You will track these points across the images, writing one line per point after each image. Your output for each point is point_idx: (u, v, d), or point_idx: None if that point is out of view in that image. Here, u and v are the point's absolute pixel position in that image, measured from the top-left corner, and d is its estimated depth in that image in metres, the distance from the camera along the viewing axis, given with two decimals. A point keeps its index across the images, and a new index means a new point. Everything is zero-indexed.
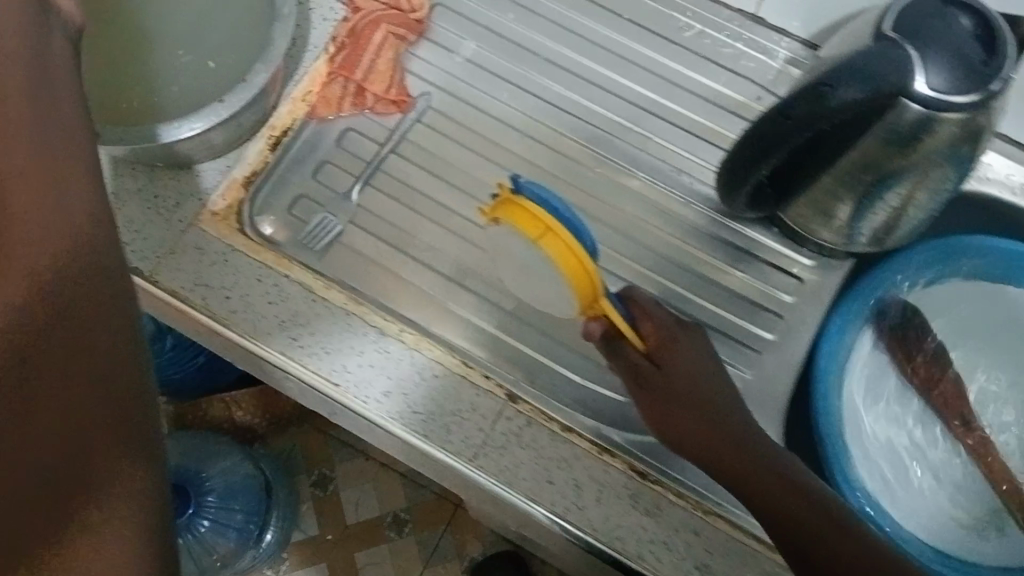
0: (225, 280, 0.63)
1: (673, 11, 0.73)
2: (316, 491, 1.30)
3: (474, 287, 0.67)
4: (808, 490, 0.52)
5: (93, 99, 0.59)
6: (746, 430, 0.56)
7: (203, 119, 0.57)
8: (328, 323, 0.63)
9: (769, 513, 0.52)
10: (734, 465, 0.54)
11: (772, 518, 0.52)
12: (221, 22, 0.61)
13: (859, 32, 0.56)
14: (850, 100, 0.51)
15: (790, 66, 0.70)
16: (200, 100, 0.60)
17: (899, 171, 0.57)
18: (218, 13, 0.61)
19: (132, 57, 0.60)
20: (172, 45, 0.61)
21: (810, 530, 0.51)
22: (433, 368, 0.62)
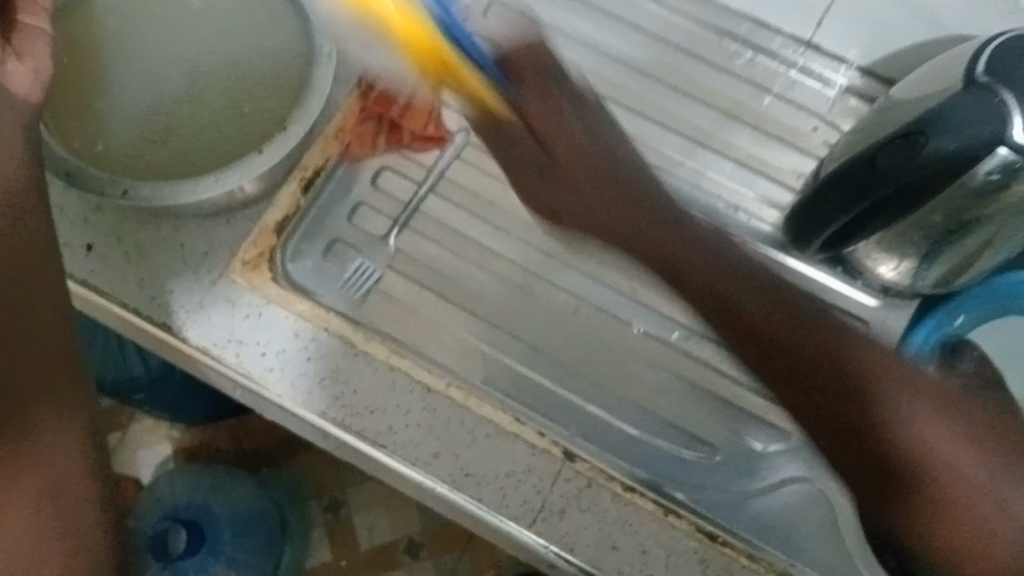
0: (261, 336, 0.60)
1: (723, 37, 0.69)
2: (327, 517, 1.20)
3: (523, 334, 0.63)
4: (839, 346, 0.41)
5: (119, 151, 0.56)
6: (734, 272, 0.45)
7: (239, 171, 0.53)
8: (371, 379, 0.59)
9: (778, 376, 0.42)
10: (710, 302, 0.44)
11: (780, 376, 0.42)
12: (251, 65, 0.57)
13: (946, 76, 0.54)
14: (941, 151, 0.49)
15: (849, 96, 0.67)
16: (230, 147, 0.56)
17: (977, 220, 0.54)
18: (249, 54, 0.58)
19: (158, 102, 0.57)
20: (179, 79, 0.58)
21: (833, 386, 0.41)
22: (486, 428, 0.58)
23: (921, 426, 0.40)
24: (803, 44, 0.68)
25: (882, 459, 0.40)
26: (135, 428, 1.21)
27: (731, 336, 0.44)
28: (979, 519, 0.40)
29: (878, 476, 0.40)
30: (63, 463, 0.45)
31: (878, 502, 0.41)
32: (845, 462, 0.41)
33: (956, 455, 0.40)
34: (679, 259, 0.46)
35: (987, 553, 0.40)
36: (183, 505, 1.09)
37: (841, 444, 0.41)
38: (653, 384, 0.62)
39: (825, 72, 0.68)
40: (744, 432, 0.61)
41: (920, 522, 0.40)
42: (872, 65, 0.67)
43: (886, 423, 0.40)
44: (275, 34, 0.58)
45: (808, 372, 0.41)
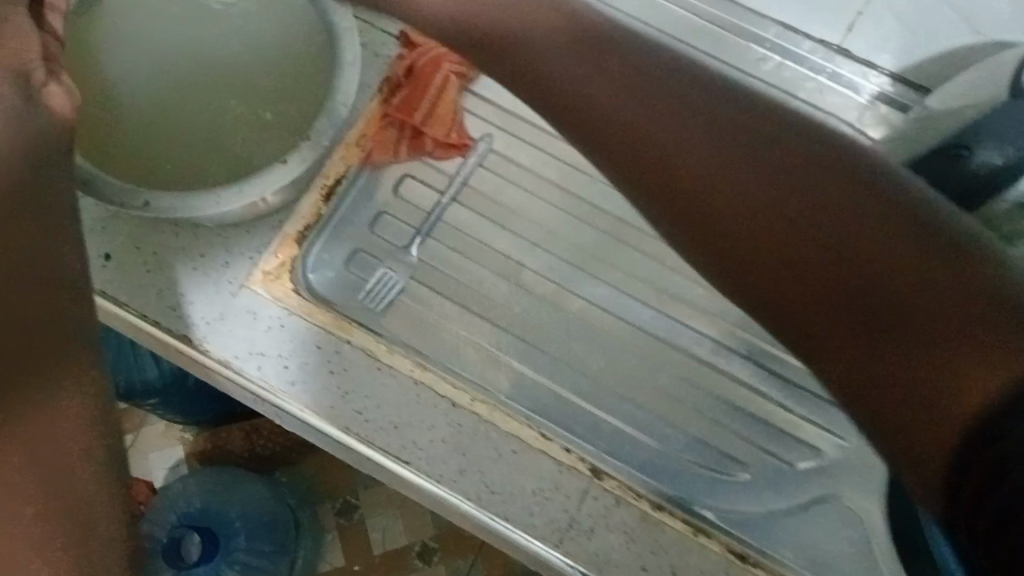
0: (283, 348, 0.59)
1: (751, 43, 0.67)
2: (340, 519, 1.18)
3: (549, 346, 0.61)
4: (853, 208, 0.33)
5: (137, 164, 0.55)
6: (743, 112, 0.36)
7: (264, 184, 0.52)
8: (394, 393, 0.58)
9: (676, 210, 0.36)
10: (663, 144, 0.36)
11: (695, 214, 0.35)
12: (270, 72, 0.57)
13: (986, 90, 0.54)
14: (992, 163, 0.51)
15: (880, 103, 0.65)
16: (250, 155, 0.56)
17: None
18: (265, 63, 0.57)
19: (174, 115, 0.57)
20: (204, 91, 0.58)
21: (784, 216, 0.34)
22: (512, 443, 0.57)
23: (893, 246, 0.32)
24: (836, 49, 0.66)
25: (838, 287, 0.32)
26: (146, 430, 1.19)
27: (657, 187, 0.36)
28: (971, 398, 0.29)
29: (843, 314, 0.32)
30: (76, 413, 0.37)
31: (825, 350, 0.32)
32: (768, 297, 0.34)
33: (927, 254, 0.31)
34: (648, 95, 0.37)
35: (992, 429, 0.29)
36: (197, 511, 1.06)
37: (796, 289, 0.33)
38: (680, 399, 0.61)
39: (855, 78, 0.65)
40: (773, 448, 0.60)
41: (884, 405, 0.31)
42: (905, 72, 0.64)
43: (869, 252, 0.32)
44: (295, 32, 0.56)
45: (762, 212, 0.34)
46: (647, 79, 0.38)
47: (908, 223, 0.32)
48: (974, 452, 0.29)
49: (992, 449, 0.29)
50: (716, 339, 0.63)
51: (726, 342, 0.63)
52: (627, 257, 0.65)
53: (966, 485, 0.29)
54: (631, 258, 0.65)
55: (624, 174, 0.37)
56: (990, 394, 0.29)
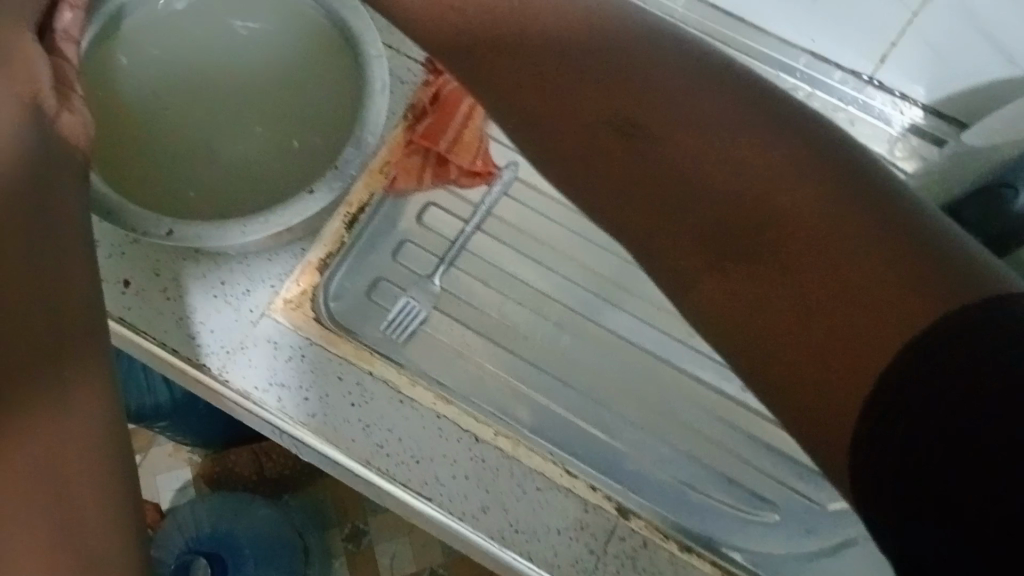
0: (304, 379, 0.57)
1: (781, 72, 0.67)
2: (348, 545, 1.15)
3: (574, 380, 0.60)
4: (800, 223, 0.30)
5: (157, 191, 0.55)
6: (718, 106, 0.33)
7: (290, 211, 0.52)
8: (416, 426, 0.57)
9: (628, 194, 0.34)
10: (620, 125, 0.35)
11: (645, 196, 0.33)
12: (293, 102, 0.58)
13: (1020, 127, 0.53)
14: None
15: (911, 135, 0.65)
16: (270, 187, 0.56)
17: None
18: (289, 95, 0.58)
19: (194, 141, 0.57)
20: (225, 117, 0.58)
21: (738, 188, 0.31)
22: (536, 480, 0.56)
23: (848, 224, 0.29)
24: (868, 81, 0.65)
25: (790, 262, 0.30)
26: (155, 451, 1.18)
27: (616, 169, 0.34)
28: (937, 373, 0.25)
29: (791, 291, 0.29)
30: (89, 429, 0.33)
31: (775, 329, 0.29)
32: (712, 283, 0.31)
33: (889, 242, 0.28)
34: (613, 77, 0.36)
35: (960, 416, 0.25)
36: (207, 535, 1.03)
37: (742, 265, 0.30)
38: (708, 435, 0.59)
39: (887, 110, 0.65)
40: (804, 488, 0.58)
41: (836, 385, 0.27)
42: (937, 104, 0.64)
43: (826, 228, 0.29)
44: (326, 64, 0.58)
45: (718, 190, 0.32)
46: (618, 71, 0.36)
47: (871, 203, 0.30)
48: (945, 424, 0.25)
49: (965, 443, 0.25)
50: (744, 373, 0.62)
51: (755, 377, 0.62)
52: (654, 288, 0.64)
53: (914, 476, 0.25)
54: (657, 289, 0.64)
55: (575, 165, 0.36)
56: (974, 380, 0.25)
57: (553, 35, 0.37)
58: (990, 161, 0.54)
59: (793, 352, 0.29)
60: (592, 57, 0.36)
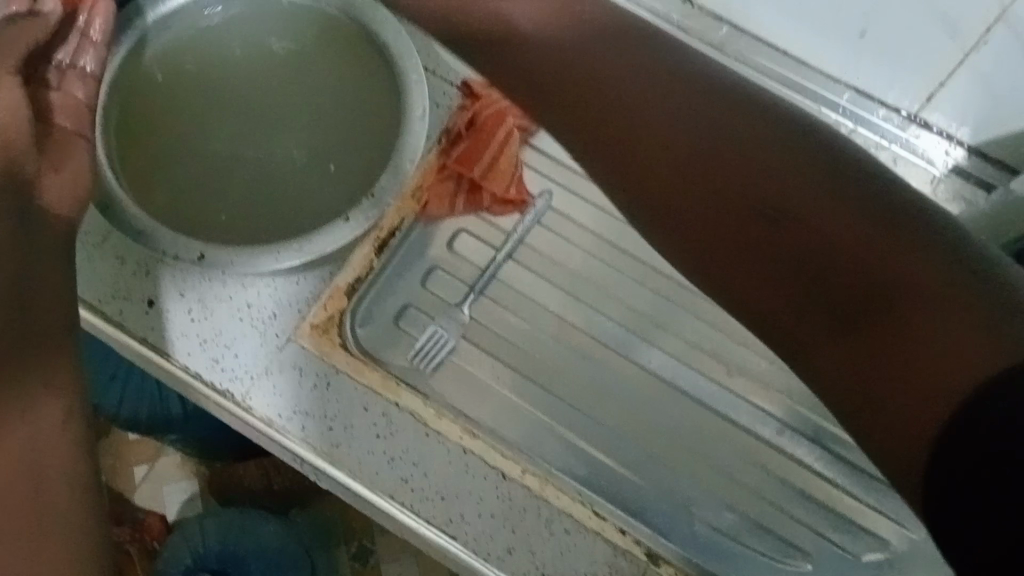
0: (328, 408, 0.56)
1: (826, 108, 0.66)
2: (355, 565, 1.11)
3: (606, 420, 0.59)
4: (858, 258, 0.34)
5: (196, 215, 0.60)
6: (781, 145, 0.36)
7: (327, 238, 0.56)
8: (443, 463, 0.55)
9: (698, 242, 0.36)
10: (687, 167, 0.36)
11: (713, 239, 0.36)
12: (333, 131, 0.62)
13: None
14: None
15: (955, 176, 0.64)
16: (309, 215, 0.60)
17: None
18: (326, 127, 0.63)
19: (240, 171, 0.62)
20: (265, 147, 0.63)
21: (807, 244, 0.35)
22: (564, 522, 0.53)
23: (905, 277, 0.33)
24: (913, 119, 0.64)
25: (859, 310, 0.33)
26: (161, 461, 1.15)
27: (681, 208, 0.36)
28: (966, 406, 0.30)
29: (856, 334, 0.33)
30: (53, 443, 0.38)
31: (847, 363, 0.33)
32: (783, 325, 0.35)
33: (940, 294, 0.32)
34: (672, 117, 0.37)
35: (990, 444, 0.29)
36: (215, 552, 1.00)
37: (815, 310, 0.34)
38: (740, 479, 0.58)
39: (930, 150, 0.65)
40: (838, 537, 0.57)
41: (903, 417, 0.31)
42: (984, 146, 0.63)
43: (885, 283, 0.33)
44: (357, 101, 0.62)
45: (785, 239, 0.35)
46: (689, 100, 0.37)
47: (927, 254, 0.33)
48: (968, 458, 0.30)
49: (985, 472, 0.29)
50: (778, 417, 0.60)
51: (789, 421, 0.60)
52: (690, 326, 0.63)
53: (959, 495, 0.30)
54: (694, 327, 0.63)
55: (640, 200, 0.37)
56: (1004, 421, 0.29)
57: (604, 68, 0.38)
58: None
59: (861, 387, 0.33)
60: (656, 97, 0.37)
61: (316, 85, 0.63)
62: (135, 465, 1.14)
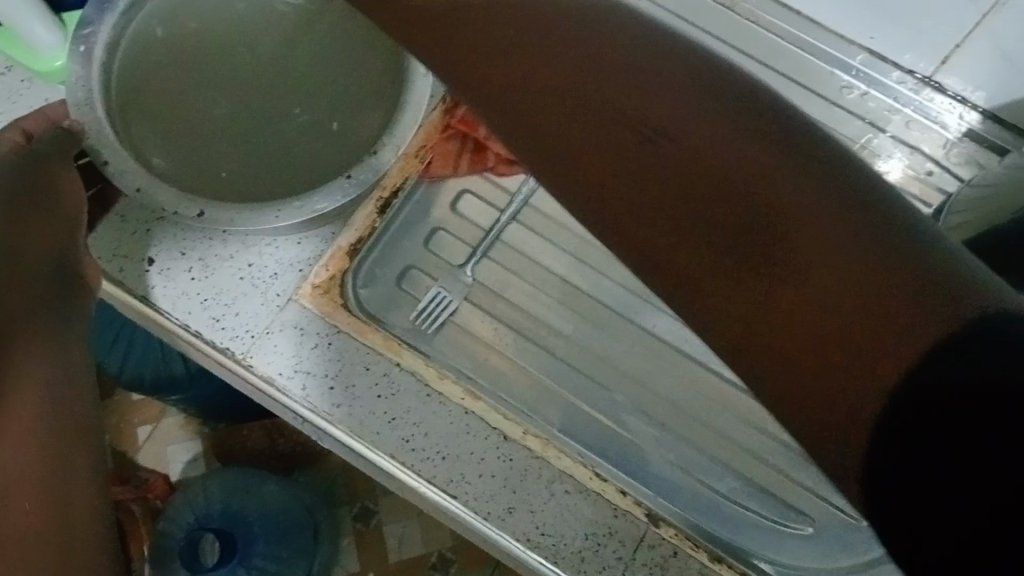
0: (329, 368, 0.56)
1: (836, 70, 0.66)
2: (357, 524, 1.11)
3: (606, 380, 0.59)
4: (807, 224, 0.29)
5: (198, 176, 0.59)
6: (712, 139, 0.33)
7: (329, 198, 0.56)
8: (444, 422, 0.55)
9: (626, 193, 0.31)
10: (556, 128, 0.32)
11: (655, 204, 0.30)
12: (338, 85, 0.62)
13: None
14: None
15: (968, 141, 0.64)
16: (312, 178, 0.59)
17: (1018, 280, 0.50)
18: (333, 81, 0.62)
19: (244, 128, 0.61)
20: (266, 103, 0.62)
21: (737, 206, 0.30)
22: (565, 483, 0.54)
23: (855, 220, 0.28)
24: (927, 82, 0.63)
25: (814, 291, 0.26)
26: (166, 421, 1.15)
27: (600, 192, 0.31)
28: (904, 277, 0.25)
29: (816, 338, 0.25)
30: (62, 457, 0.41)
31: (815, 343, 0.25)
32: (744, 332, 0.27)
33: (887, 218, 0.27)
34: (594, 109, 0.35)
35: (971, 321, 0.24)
36: (218, 512, 1.01)
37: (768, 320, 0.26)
38: (734, 438, 0.58)
39: (943, 113, 0.64)
40: (841, 502, 0.56)
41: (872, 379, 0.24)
42: (998, 110, 0.62)
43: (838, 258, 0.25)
44: (338, 58, 0.62)
45: (777, 224, 0.27)
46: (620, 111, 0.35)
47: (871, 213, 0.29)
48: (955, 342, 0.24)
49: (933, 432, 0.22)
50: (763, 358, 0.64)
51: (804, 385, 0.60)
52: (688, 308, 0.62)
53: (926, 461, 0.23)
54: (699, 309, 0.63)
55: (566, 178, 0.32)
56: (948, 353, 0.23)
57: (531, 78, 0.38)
58: None
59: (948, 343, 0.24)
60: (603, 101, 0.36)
61: (322, 44, 0.63)
62: (139, 425, 1.15)
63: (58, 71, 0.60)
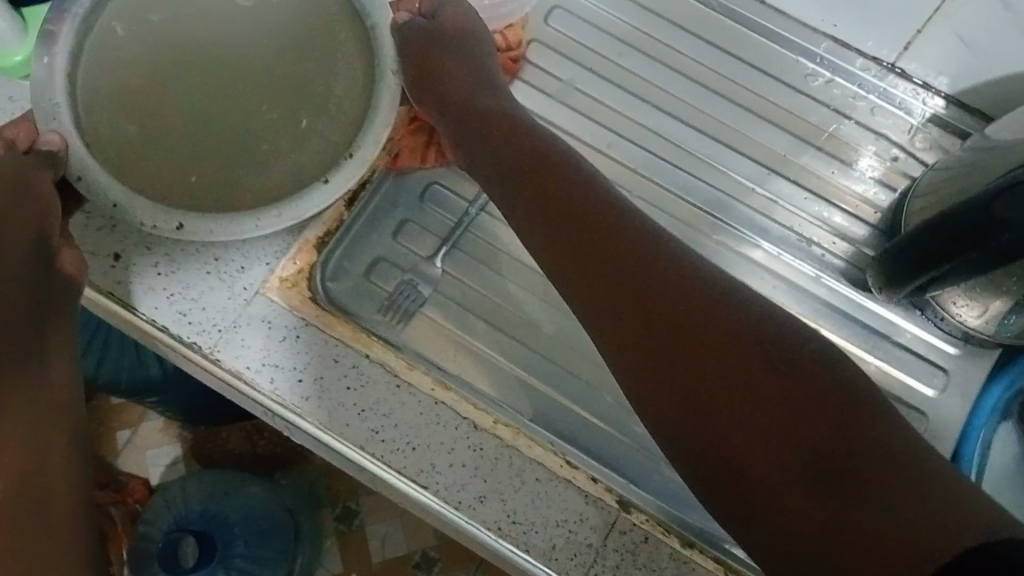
0: (297, 360, 0.55)
1: (802, 57, 0.67)
2: (340, 525, 1.10)
3: (576, 369, 0.60)
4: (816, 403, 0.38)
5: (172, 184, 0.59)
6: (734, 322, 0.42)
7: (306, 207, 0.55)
8: (413, 412, 0.55)
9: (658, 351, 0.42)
10: (742, 349, 0.41)
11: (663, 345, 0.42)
12: (305, 79, 0.62)
13: (1000, 159, 0.52)
14: (1001, 189, 0.47)
15: (933, 126, 0.65)
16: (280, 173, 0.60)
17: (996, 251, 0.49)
18: (299, 75, 0.62)
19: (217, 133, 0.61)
20: (233, 97, 0.61)
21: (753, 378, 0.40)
22: (536, 470, 0.54)
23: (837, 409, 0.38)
24: (891, 69, 0.65)
25: (838, 465, 0.36)
26: (145, 427, 1.14)
27: (688, 371, 0.41)
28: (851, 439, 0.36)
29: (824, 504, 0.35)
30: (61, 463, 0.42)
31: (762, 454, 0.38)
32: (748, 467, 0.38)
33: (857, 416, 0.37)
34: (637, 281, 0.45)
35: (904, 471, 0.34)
36: (197, 514, 1.00)
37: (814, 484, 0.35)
38: None
39: (908, 99, 0.65)
40: None
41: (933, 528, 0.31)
42: (963, 95, 0.64)
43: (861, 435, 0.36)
44: (305, 52, 0.62)
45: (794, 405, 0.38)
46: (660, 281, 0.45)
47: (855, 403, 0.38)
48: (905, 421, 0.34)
49: None
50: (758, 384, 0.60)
51: None
52: None
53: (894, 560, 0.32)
54: None
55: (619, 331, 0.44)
56: None
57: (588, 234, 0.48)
58: (1007, 153, 0.52)
59: (963, 499, 0.33)
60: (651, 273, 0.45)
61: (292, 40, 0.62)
62: (118, 431, 1.14)
63: (19, 66, 0.60)
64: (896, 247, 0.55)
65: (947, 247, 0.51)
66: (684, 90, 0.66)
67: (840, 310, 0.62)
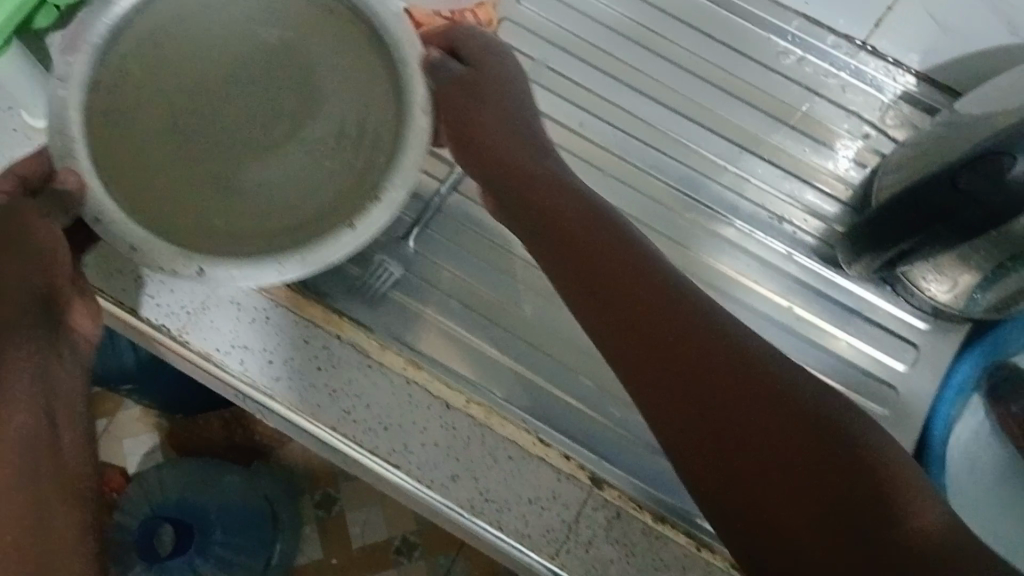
0: (268, 341, 0.55)
1: (773, 35, 0.67)
2: (319, 511, 1.08)
3: (548, 347, 0.59)
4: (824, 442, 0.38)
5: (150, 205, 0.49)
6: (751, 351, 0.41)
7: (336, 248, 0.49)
8: (385, 393, 0.54)
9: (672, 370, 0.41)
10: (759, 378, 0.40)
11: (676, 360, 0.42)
12: None
13: (967, 131, 0.52)
14: (965, 162, 0.48)
15: (903, 103, 0.65)
16: None
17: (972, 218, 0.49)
18: None
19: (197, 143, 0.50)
20: None
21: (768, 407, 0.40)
22: (508, 448, 0.54)
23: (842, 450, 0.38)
24: (862, 47, 0.65)
25: (843, 503, 0.37)
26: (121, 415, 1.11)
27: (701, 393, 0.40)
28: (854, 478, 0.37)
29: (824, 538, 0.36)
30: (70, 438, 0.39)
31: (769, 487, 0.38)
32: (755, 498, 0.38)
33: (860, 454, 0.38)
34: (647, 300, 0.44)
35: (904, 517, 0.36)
36: (174, 503, 1.01)
37: (831, 515, 0.36)
38: None
39: (878, 76, 0.65)
40: None
41: None
42: (932, 71, 0.64)
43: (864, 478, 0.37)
44: None
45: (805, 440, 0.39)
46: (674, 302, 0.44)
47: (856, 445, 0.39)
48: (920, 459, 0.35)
49: None
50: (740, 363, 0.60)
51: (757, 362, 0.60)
52: None
53: None
54: None
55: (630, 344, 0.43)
56: None
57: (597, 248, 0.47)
58: (973, 126, 0.52)
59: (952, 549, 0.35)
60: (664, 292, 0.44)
61: None
62: None
63: None
64: (864, 225, 0.56)
65: (915, 225, 0.52)
66: (655, 68, 0.66)
67: (811, 286, 0.62)
